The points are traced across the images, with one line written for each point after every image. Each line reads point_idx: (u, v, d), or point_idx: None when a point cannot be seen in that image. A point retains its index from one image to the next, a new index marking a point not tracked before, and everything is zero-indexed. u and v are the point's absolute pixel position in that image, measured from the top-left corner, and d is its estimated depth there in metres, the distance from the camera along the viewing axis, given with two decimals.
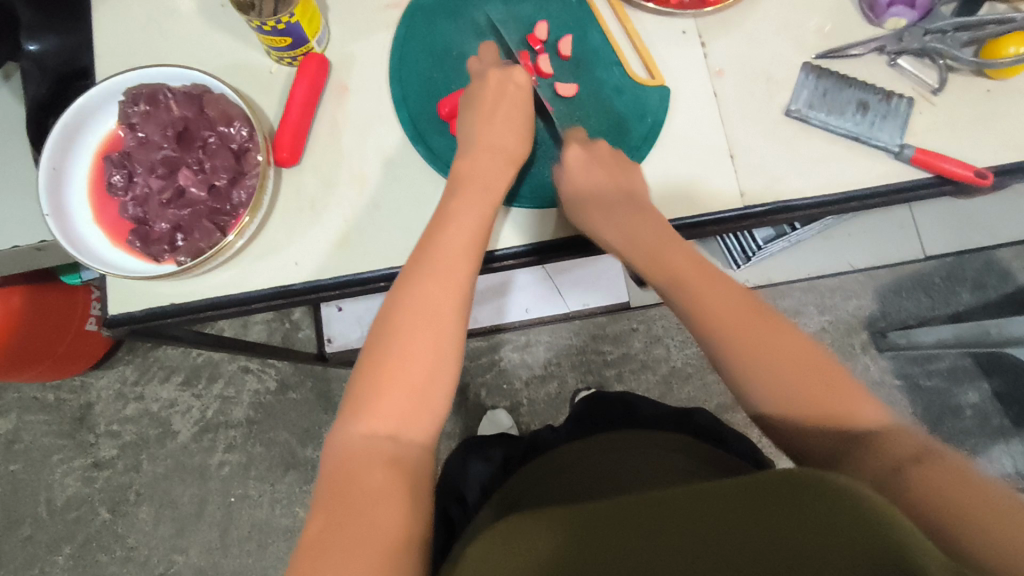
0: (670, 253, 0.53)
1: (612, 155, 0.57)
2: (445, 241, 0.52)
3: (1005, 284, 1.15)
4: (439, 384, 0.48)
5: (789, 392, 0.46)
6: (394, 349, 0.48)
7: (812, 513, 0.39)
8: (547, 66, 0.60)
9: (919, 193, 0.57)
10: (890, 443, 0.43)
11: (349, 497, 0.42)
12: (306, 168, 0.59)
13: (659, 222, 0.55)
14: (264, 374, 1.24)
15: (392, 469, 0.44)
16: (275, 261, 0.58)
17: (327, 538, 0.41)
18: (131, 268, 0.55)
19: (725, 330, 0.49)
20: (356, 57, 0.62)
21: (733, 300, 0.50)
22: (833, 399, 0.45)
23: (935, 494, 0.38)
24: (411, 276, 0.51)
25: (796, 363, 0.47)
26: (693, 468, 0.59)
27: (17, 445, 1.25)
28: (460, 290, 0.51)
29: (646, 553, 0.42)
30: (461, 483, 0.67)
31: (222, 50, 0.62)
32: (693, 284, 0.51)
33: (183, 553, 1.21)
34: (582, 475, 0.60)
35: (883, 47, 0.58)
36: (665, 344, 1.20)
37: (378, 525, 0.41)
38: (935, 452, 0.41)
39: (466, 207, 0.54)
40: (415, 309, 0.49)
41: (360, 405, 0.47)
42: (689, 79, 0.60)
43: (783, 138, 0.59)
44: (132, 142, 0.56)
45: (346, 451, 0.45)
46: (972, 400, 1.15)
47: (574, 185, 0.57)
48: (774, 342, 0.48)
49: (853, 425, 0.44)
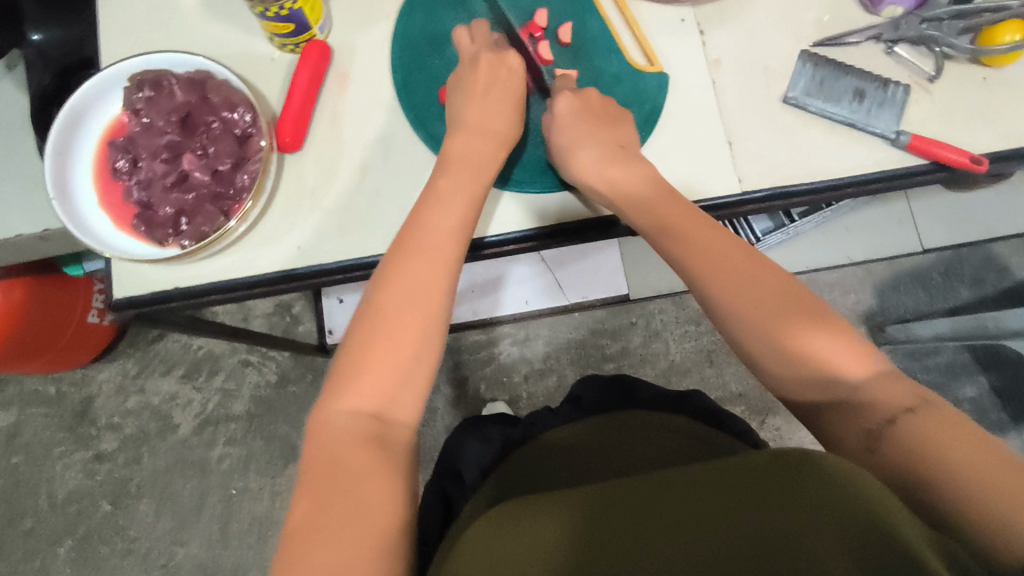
0: (665, 206, 0.53)
1: (602, 104, 0.58)
2: (433, 224, 0.52)
3: (1003, 279, 1.16)
4: (426, 357, 0.49)
5: (776, 341, 0.47)
6: (379, 328, 0.48)
7: (793, 496, 0.40)
8: (547, 53, 0.61)
9: (915, 180, 0.58)
10: (880, 394, 0.44)
11: (338, 480, 0.43)
12: (308, 154, 0.60)
13: (653, 172, 0.55)
14: (265, 367, 1.25)
15: (376, 450, 0.45)
16: (277, 247, 0.59)
17: (315, 521, 0.42)
18: (136, 252, 0.56)
19: (716, 281, 0.50)
20: (358, 45, 0.62)
21: (726, 251, 0.51)
22: (821, 350, 0.46)
23: (931, 449, 0.40)
24: (398, 255, 0.51)
25: (787, 317, 0.47)
26: (682, 446, 0.62)
27: (19, 438, 1.26)
28: (448, 271, 0.51)
29: (635, 533, 0.43)
30: (461, 467, 0.64)
31: (225, 38, 0.63)
32: (688, 237, 0.51)
33: (184, 546, 1.22)
34: (579, 460, 0.62)
35: (879, 35, 0.59)
36: (665, 338, 1.20)
37: (366, 505, 0.42)
38: (928, 401, 0.43)
39: (455, 189, 0.54)
40: (403, 289, 0.50)
41: (346, 384, 0.47)
42: (688, 67, 0.61)
43: (781, 125, 0.59)
44: (137, 128, 0.57)
45: (331, 430, 0.46)
46: (970, 394, 1.15)
47: (566, 138, 0.57)
48: (766, 293, 0.49)
49: (840, 373, 0.45)
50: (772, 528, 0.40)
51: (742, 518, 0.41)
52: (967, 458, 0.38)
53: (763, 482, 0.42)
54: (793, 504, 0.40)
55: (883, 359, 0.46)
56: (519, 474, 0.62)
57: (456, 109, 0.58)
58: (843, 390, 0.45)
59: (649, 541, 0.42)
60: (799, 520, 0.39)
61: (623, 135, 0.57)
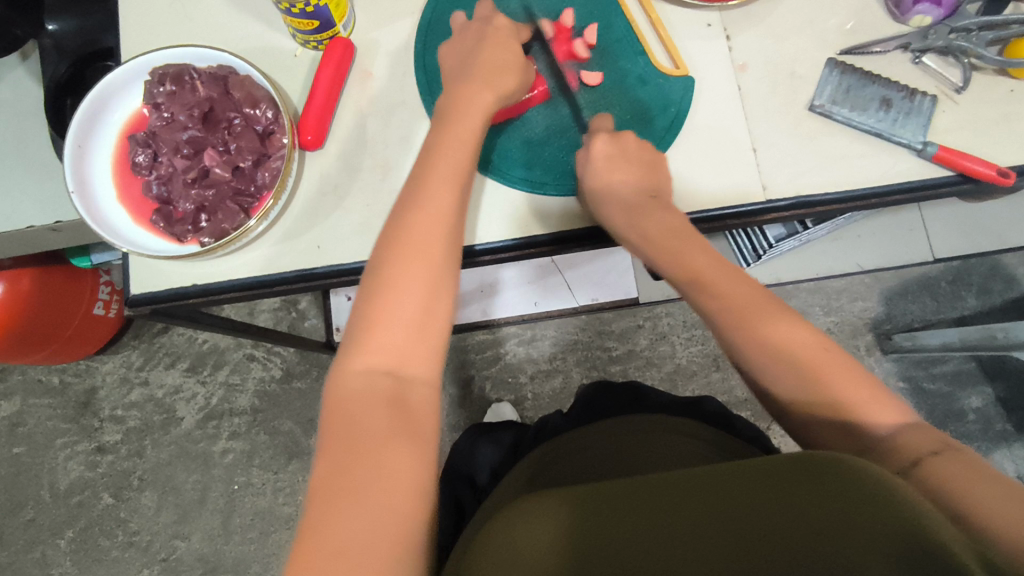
0: (694, 254, 0.53)
1: (637, 150, 0.57)
2: (433, 178, 0.50)
3: (1011, 289, 1.15)
4: (439, 311, 0.48)
5: (800, 388, 0.47)
6: (392, 289, 0.47)
7: (820, 496, 0.39)
8: (581, 50, 0.61)
9: (941, 191, 0.57)
10: (905, 442, 0.43)
11: (355, 445, 0.42)
12: (330, 152, 0.59)
13: (680, 224, 0.55)
14: (270, 362, 1.24)
15: (392, 409, 0.44)
16: (296, 246, 0.58)
17: (337, 482, 0.40)
18: (154, 248, 0.56)
19: (745, 326, 0.50)
20: (380, 44, 0.62)
21: (753, 301, 0.51)
22: (837, 389, 0.46)
23: (948, 488, 0.39)
24: (404, 213, 0.49)
25: (820, 370, 0.47)
26: (705, 452, 0.59)
27: (21, 428, 1.25)
28: (453, 223, 0.50)
29: (651, 525, 0.42)
30: (472, 471, 0.68)
31: (246, 33, 0.62)
32: (715, 291, 0.52)
33: (185, 540, 1.21)
34: (595, 458, 0.60)
35: (907, 44, 0.58)
36: (671, 341, 1.20)
37: (385, 468, 0.41)
38: (954, 446, 0.42)
39: (453, 144, 0.52)
40: (408, 246, 0.48)
41: (362, 342, 0.46)
42: (714, 73, 0.61)
43: (807, 133, 0.59)
44: (158, 122, 0.56)
45: (348, 392, 0.45)
46: (975, 404, 1.15)
47: (599, 181, 0.56)
48: (794, 343, 0.48)
49: (866, 422, 0.45)
50: (802, 520, 0.39)
51: (769, 512, 0.40)
52: (985, 491, 0.38)
53: (798, 478, 0.41)
54: (819, 497, 0.39)
55: (911, 411, 0.46)
56: (536, 474, 0.60)
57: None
58: (870, 439, 0.45)
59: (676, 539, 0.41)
60: (822, 517, 0.38)
61: (655, 179, 0.57)
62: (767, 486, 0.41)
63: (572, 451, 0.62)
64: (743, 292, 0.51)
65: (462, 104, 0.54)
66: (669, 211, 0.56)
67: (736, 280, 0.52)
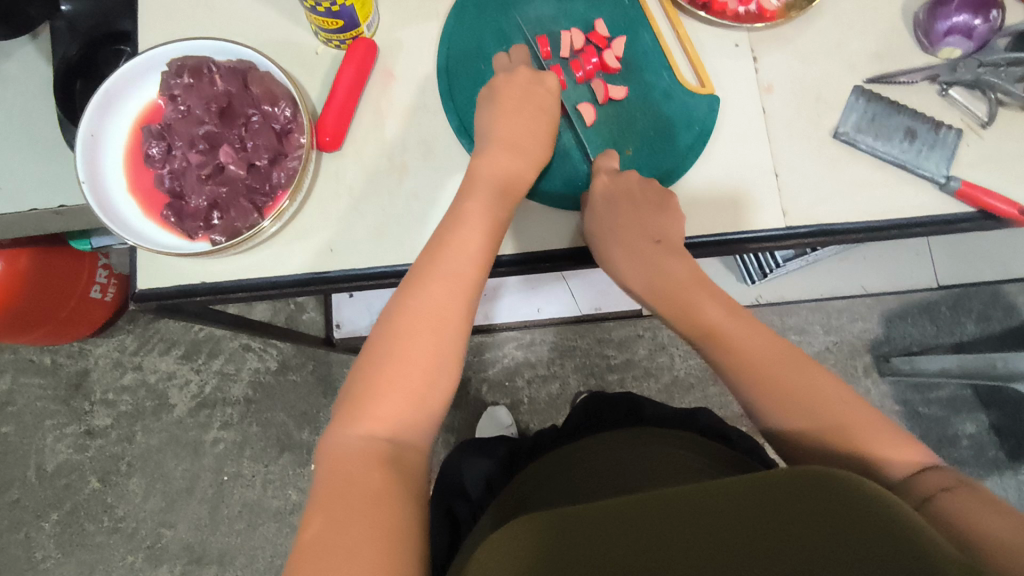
0: (701, 306, 0.55)
1: (641, 189, 0.56)
2: (446, 248, 0.51)
3: (1010, 317, 1.15)
4: (442, 384, 0.49)
5: (814, 433, 0.47)
6: (396, 353, 0.48)
7: (819, 516, 0.38)
8: (614, 61, 0.59)
9: (959, 226, 0.57)
10: (918, 480, 0.43)
11: (348, 502, 0.41)
12: (347, 153, 0.59)
13: (692, 273, 0.56)
14: (265, 354, 1.23)
15: (387, 470, 0.44)
16: (306, 249, 0.58)
17: (327, 541, 0.39)
18: (163, 244, 0.55)
19: (736, 360, 0.51)
20: (404, 46, 0.61)
21: (768, 355, 0.51)
22: (795, 381, 0.49)
23: (964, 523, 0.38)
24: (411, 284, 0.50)
25: (780, 366, 0.50)
26: (707, 468, 0.57)
27: (10, 407, 1.24)
28: (466, 291, 0.51)
29: (648, 551, 0.40)
30: (465, 483, 0.65)
31: (268, 27, 0.61)
32: (734, 350, 0.52)
33: (171, 528, 1.20)
34: (599, 469, 0.58)
35: (936, 76, 0.58)
36: (670, 352, 1.19)
37: (374, 523, 0.40)
38: (965, 485, 0.41)
39: (475, 210, 0.53)
40: (415, 317, 0.49)
41: (359, 407, 0.47)
42: (739, 93, 0.60)
43: (829, 160, 0.58)
44: (174, 114, 0.55)
45: (343, 457, 0.44)
46: (969, 430, 1.14)
47: (599, 223, 0.56)
48: (754, 346, 0.51)
49: (881, 466, 0.44)
50: (801, 536, 0.37)
51: (770, 537, 0.38)
52: (995, 525, 0.37)
53: (804, 497, 0.40)
54: (818, 518, 0.38)
55: (927, 451, 0.46)
56: (527, 495, 0.58)
57: (483, 122, 0.57)
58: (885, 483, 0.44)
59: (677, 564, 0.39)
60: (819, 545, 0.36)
61: (662, 220, 0.56)
62: (767, 505, 0.40)
63: (571, 466, 0.60)
64: (742, 332, 0.53)
65: (502, 129, 0.56)
66: (675, 256, 0.56)
67: (749, 329, 0.53)
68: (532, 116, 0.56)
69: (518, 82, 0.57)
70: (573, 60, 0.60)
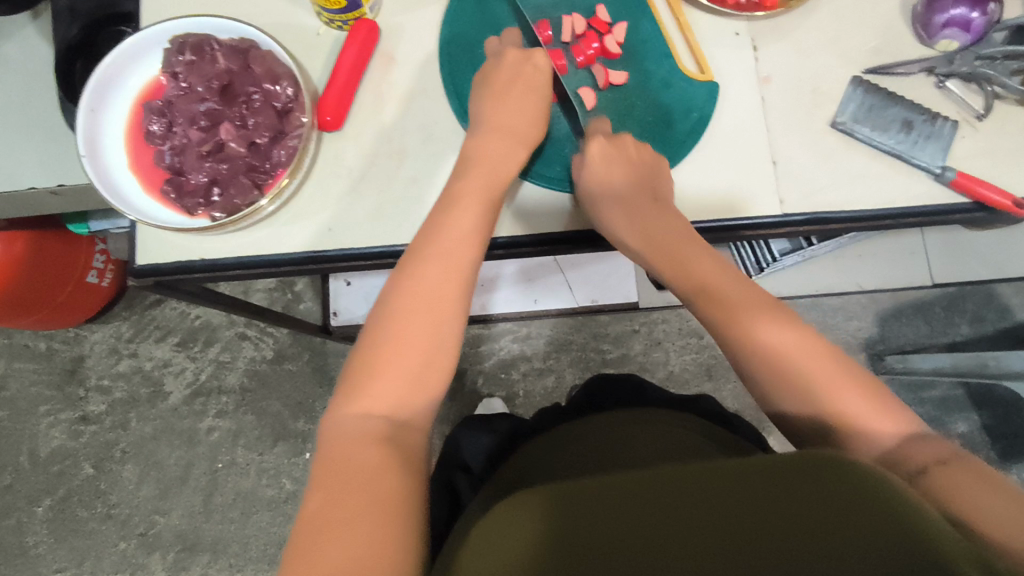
0: (693, 262, 0.54)
1: (635, 151, 0.57)
2: (446, 229, 0.52)
3: (1003, 319, 1.16)
4: (441, 363, 0.49)
5: (776, 377, 0.48)
6: (394, 336, 0.48)
7: (811, 498, 0.39)
8: (614, 46, 0.60)
9: (954, 217, 0.57)
10: (910, 453, 0.43)
11: (348, 477, 0.42)
12: (348, 134, 0.59)
13: (683, 228, 0.56)
14: (261, 343, 1.23)
15: (385, 446, 0.44)
16: (305, 229, 0.58)
17: (327, 514, 0.40)
18: (162, 219, 0.55)
19: (709, 303, 0.53)
20: (405, 29, 0.61)
21: (740, 296, 0.52)
22: (745, 318, 0.50)
23: (959, 497, 0.39)
24: (409, 263, 0.51)
25: (742, 304, 0.51)
26: (704, 446, 0.58)
27: (4, 392, 1.23)
28: (464, 273, 0.51)
29: (640, 527, 0.40)
30: (466, 458, 0.66)
31: (270, 8, 0.61)
32: (702, 284, 0.54)
33: (164, 516, 1.20)
34: (598, 443, 0.59)
35: (933, 68, 0.58)
36: (665, 348, 1.20)
37: (373, 498, 0.41)
38: (959, 457, 0.42)
39: (475, 191, 0.53)
40: (413, 296, 0.49)
41: (358, 386, 0.47)
42: (738, 83, 0.60)
43: (827, 151, 0.59)
44: (176, 92, 0.55)
45: (342, 434, 0.45)
46: (961, 429, 1.15)
47: (596, 184, 0.57)
48: (726, 290, 0.53)
49: (872, 437, 0.45)
50: (795, 517, 0.38)
51: (764, 518, 0.39)
52: (988, 502, 0.38)
53: (795, 477, 0.40)
54: (811, 497, 0.39)
55: (916, 420, 0.46)
56: (526, 471, 0.59)
57: (478, 106, 0.57)
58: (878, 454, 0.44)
59: (670, 543, 0.39)
60: (812, 526, 0.37)
61: (655, 181, 0.57)
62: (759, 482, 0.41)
63: (568, 442, 0.60)
64: (723, 281, 0.53)
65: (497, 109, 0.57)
66: (669, 216, 0.56)
67: (735, 280, 0.53)
68: (524, 96, 0.57)
69: (507, 63, 0.58)
70: (574, 45, 0.61)
